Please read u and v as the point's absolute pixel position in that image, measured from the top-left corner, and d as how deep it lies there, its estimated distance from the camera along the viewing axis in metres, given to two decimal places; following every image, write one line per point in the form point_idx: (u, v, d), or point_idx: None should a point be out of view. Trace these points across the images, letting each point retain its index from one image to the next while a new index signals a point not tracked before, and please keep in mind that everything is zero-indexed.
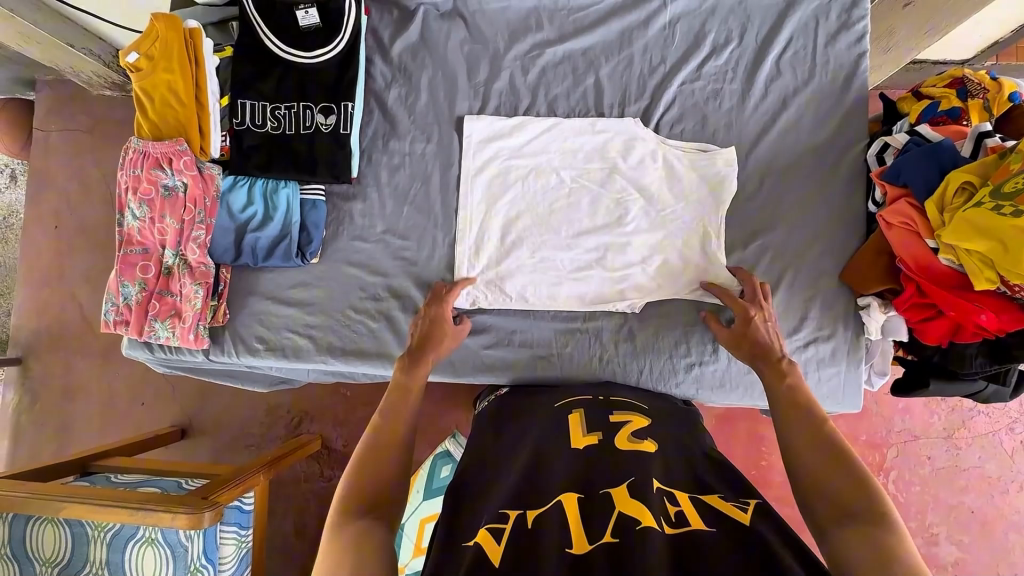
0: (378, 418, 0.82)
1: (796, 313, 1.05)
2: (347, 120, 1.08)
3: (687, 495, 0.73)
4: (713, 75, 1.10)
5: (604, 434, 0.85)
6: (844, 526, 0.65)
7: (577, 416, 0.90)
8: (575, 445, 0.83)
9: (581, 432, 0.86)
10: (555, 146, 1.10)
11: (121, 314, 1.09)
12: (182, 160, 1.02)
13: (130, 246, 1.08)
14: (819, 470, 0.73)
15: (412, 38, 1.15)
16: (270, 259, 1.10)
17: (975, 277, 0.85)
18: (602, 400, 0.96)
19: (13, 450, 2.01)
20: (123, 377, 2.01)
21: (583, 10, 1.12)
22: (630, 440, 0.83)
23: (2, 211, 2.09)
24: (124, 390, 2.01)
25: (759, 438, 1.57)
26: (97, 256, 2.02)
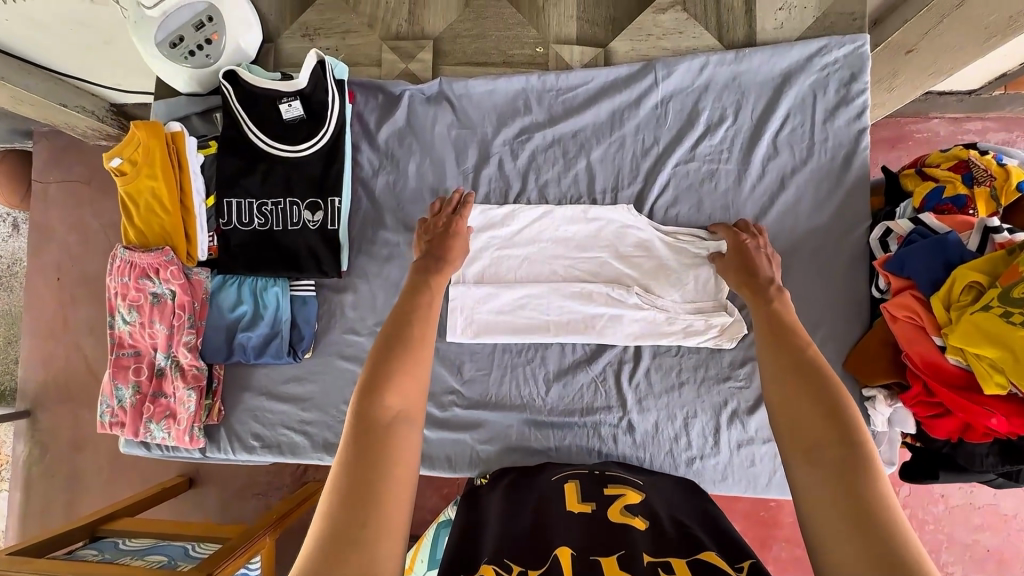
0: (398, 318, 0.75)
1: None
2: (334, 216, 1.07)
3: (682, 561, 0.68)
4: (708, 154, 1.06)
5: (598, 504, 0.83)
6: (814, 464, 0.62)
7: (573, 487, 0.89)
8: (570, 508, 0.83)
9: (576, 499, 0.85)
10: (545, 235, 1.07)
11: (116, 416, 1.09)
12: (169, 270, 1.01)
13: (122, 349, 1.07)
14: (797, 404, 0.69)
15: (398, 123, 1.12)
16: (261, 357, 1.08)
17: (985, 382, 0.82)
18: (595, 475, 0.95)
19: (27, 501, 2.03)
20: None
21: (572, 90, 1.10)
22: (623, 513, 0.80)
23: (6, 258, 2.10)
24: None
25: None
26: (99, 309, 2.03)
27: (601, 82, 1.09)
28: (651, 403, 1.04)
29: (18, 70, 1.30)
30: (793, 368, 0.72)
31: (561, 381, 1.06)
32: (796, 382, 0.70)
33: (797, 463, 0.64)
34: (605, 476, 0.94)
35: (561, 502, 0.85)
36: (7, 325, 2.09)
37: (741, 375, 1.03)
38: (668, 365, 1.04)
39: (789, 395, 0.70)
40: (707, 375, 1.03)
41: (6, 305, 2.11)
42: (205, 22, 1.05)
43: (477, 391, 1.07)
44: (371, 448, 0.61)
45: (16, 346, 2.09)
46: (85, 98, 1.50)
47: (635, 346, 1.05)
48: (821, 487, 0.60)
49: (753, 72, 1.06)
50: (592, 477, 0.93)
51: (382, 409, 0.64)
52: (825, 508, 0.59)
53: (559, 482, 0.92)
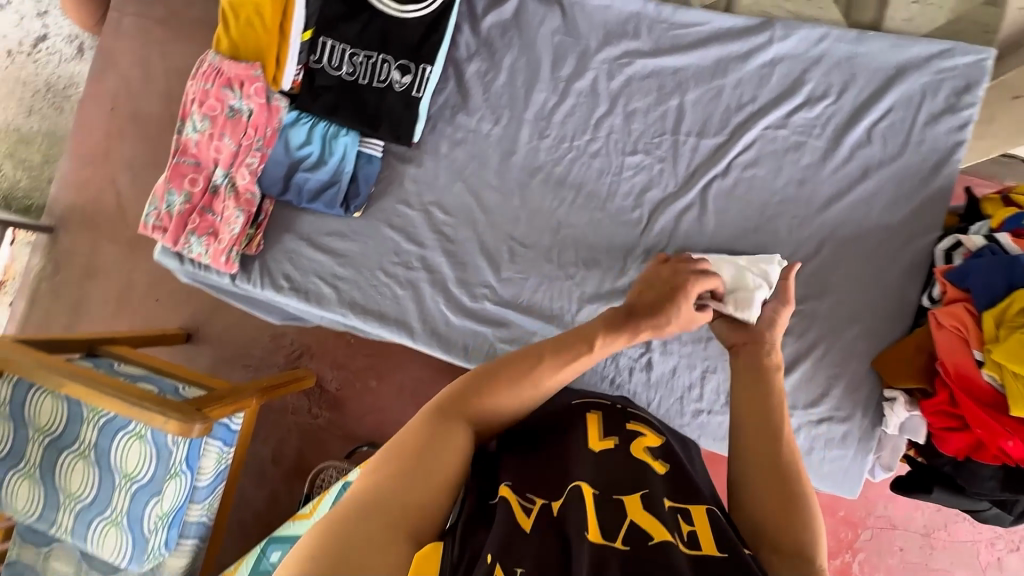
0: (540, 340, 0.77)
1: (819, 385, 1.02)
2: (422, 84, 1.06)
3: (703, 512, 0.67)
4: (799, 126, 1.05)
5: (621, 439, 0.77)
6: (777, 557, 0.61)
7: (594, 419, 0.81)
8: (592, 448, 0.74)
9: (598, 434, 0.77)
10: (614, 158, 1.08)
11: (161, 220, 1.11)
12: (254, 87, 1.02)
13: (184, 156, 1.09)
14: (765, 498, 0.66)
15: (505, 14, 1.12)
16: (314, 203, 1.10)
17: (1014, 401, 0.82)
18: (618, 408, 0.87)
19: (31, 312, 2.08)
20: (146, 273, 2.04)
21: (685, 28, 1.08)
22: (647, 453, 0.75)
23: (64, 81, 2.09)
24: (144, 283, 2.05)
25: None
26: (143, 148, 2.03)
27: (716, 27, 1.08)
28: (674, 348, 1.05)
29: None
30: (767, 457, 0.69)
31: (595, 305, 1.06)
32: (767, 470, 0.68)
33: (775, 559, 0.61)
34: (628, 411, 0.86)
35: (581, 436, 0.76)
36: (48, 140, 2.07)
37: None
38: None
39: (765, 485, 0.67)
40: None
41: (52, 120, 2.10)
42: None
43: (510, 292, 1.08)
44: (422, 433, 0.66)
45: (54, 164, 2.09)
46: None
47: None
48: None
49: (870, 57, 1.04)
50: (614, 408, 0.85)
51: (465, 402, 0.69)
52: None
53: (579, 409, 0.84)
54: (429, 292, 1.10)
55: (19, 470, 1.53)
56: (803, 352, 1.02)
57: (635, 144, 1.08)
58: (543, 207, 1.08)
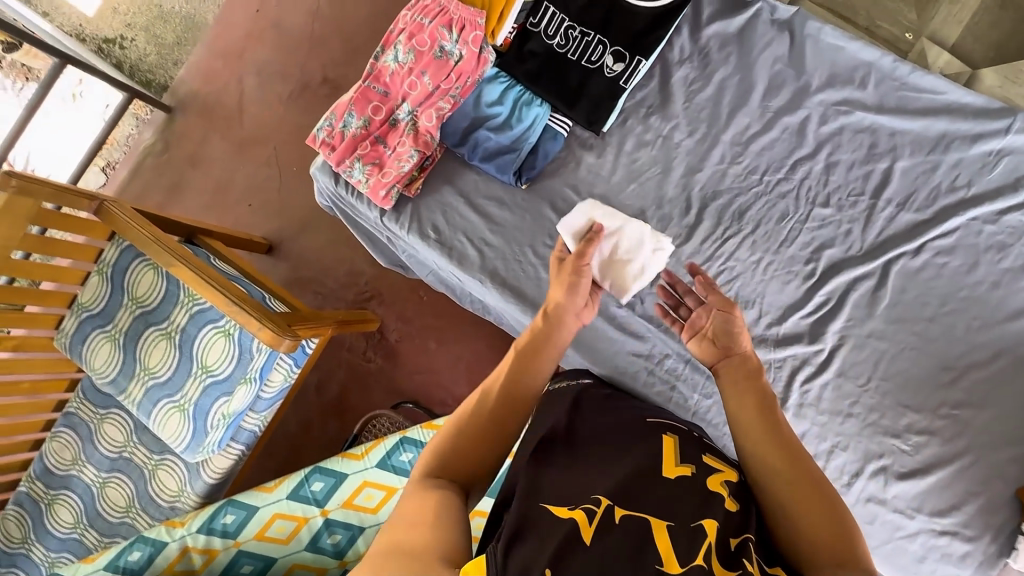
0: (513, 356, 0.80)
1: (952, 497, 0.96)
2: (631, 75, 1.03)
3: None
4: (1011, 227, 0.98)
5: (699, 469, 0.64)
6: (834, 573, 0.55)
7: (671, 441, 0.68)
8: (667, 474, 0.62)
9: (674, 459, 0.64)
10: (800, 203, 1.04)
11: (332, 137, 1.10)
12: (472, 34, 1.01)
13: (375, 83, 1.08)
14: (798, 505, 0.59)
15: (730, 27, 1.07)
16: (487, 163, 1.07)
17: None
18: (693, 436, 0.73)
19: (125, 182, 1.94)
20: (247, 176, 1.87)
21: (916, 92, 1.02)
22: (725, 488, 0.62)
23: None
24: (242, 186, 1.88)
25: None
26: (272, 57, 1.86)
27: (951, 99, 1.01)
28: (809, 413, 1.01)
29: None
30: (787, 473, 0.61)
31: None
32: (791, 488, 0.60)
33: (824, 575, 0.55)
34: (704, 442, 0.73)
35: (653, 458, 0.64)
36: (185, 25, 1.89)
37: (911, 441, 0.98)
38: (848, 392, 1.00)
39: (782, 500, 0.60)
40: (878, 421, 0.99)
41: (195, 7, 1.91)
42: None
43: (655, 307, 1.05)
44: (464, 445, 0.68)
45: (184, 48, 1.92)
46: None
47: (825, 355, 1.01)
48: None
49: None
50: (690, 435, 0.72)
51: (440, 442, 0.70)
52: None
53: (653, 425, 0.72)
54: None
55: (103, 331, 1.43)
56: (944, 458, 0.97)
57: (827, 197, 1.03)
58: (715, 234, 1.05)
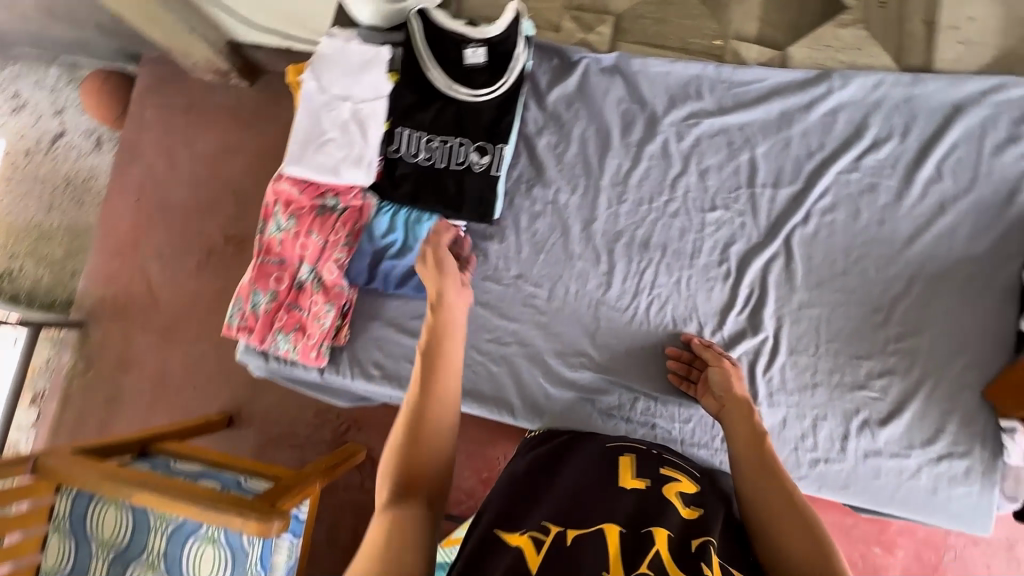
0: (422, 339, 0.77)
1: (932, 422, 1.01)
2: (500, 161, 1.09)
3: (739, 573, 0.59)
4: (871, 168, 1.08)
5: (655, 480, 0.70)
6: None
7: (628, 460, 0.72)
8: (623, 484, 0.68)
9: (631, 472, 0.70)
10: (692, 214, 1.10)
11: (246, 320, 1.10)
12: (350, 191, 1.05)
13: (269, 256, 1.09)
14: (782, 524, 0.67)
15: (568, 88, 1.15)
16: (402, 287, 1.10)
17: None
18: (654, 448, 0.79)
19: (59, 414, 1.79)
20: (181, 360, 1.78)
21: (745, 85, 1.12)
22: (678, 496, 0.68)
23: (82, 175, 1.88)
24: (179, 372, 1.77)
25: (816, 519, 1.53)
26: (167, 236, 1.82)
27: (775, 82, 1.12)
28: (782, 399, 1.04)
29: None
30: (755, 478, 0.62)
31: None
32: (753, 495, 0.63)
33: None
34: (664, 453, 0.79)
35: (611, 473, 0.70)
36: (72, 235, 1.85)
37: (877, 386, 1.03)
38: (805, 364, 1.04)
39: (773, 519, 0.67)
40: (842, 380, 1.04)
41: (73, 215, 1.87)
42: None
43: (608, 357, 1.08)
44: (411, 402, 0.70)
45: (81, 257, 1.86)
46: (211, 31, 1.55)
47: (773, 339, 1.05)
48: None
49: (925, 98, 1.09)
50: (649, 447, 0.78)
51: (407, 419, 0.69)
52: None
53: (610, 447, 0.76)
54: (526, 366, 1.09)
55: None
56: (909, 391, 1.02)
57: (713, 201, 1.10)
58: (631, 270, 1.09)
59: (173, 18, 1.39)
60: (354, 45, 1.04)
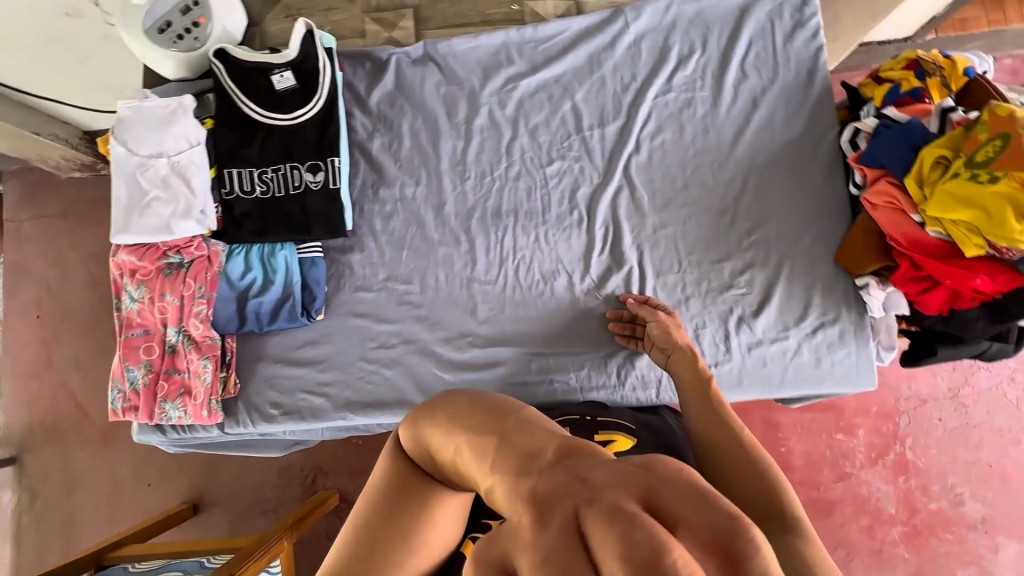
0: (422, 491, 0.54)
1: (799, 300, 1.07)
2: (336, 175, 1.09)
3: None
4: (683, 84, 1.13)
5: None
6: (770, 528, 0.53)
7: None
8: None
9: None
10: (532, 174, 1.13)
11: (129, 400, 1.08)
12: (193, 245, 1.04)
13: (131, 329, 1.07)
14: (718, 469, 0.64)
15: (387, 87, 1.17)
16: (276, 322, 1.09)
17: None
18: (588, 420, 0.92)
19: (17, 554, 1.69)
20: (129, 461, 1.71)
21: (549, 40, 1.16)
22: None
23: None
24: (129, 473, 1.70)
25: (776, 425, 1.58)
26: (80, 343, 1.74)
27: (576, 29, 1.16)
28: None
29: None
30: (741, 448, 0.65)
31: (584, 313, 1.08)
32: (725, 451, 0.65)
33: None
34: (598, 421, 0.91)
35: None
36: None
37: (742, 282, 1.08)
38: (673, 282, 1.08)
39: (718, 460, 0.65)
40: (710, 286, 1.08)
41: None
42: (191, 7, 1.12)
43: (493, 329, 1.09)
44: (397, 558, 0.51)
45: None
46: (60, 127, 1.42)
47: (638, 267, 1.09)
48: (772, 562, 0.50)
49: (714, 8, 1.15)
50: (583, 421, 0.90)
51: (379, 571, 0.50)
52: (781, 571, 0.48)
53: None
54: (418, 361, 1.09)
55: None
56: (772, 277, 1.07)
57: (549, 154, 1.13)
58: (491, 241, 1.11)
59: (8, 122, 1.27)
60: (152, 101, 1.01)
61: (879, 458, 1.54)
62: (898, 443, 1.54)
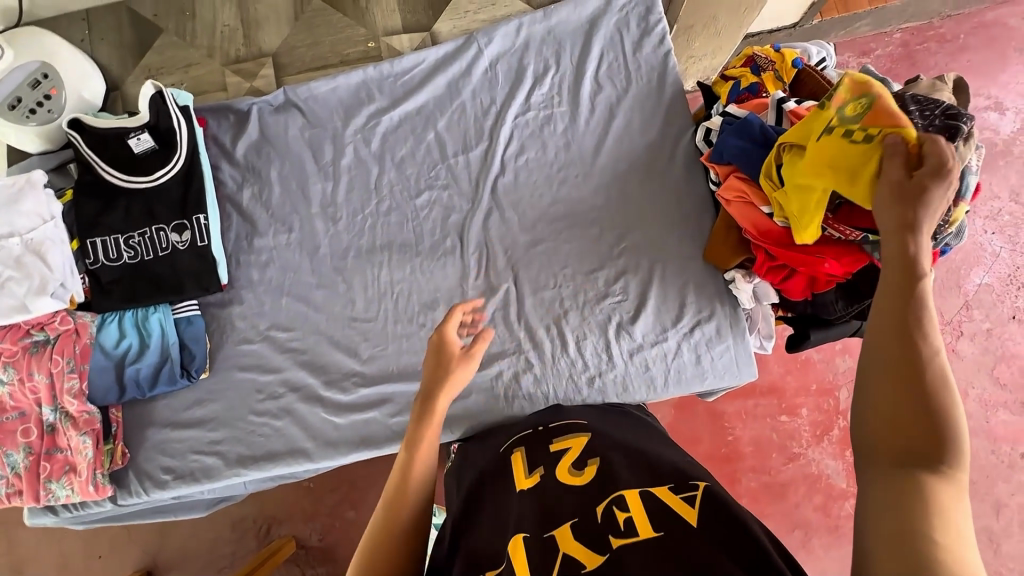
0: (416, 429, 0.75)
1: (674, 300, 1.08)
2: (203, 233, 1.09)
3: (636, 491, 0.67)
4: (541, 102, 1.15)
5: (546, 466, 0.77)
6: (889, 474, 0.46)
7: (519, 455, 0.82)
8: (519, 488, 0.75)
9: (524, 471, 0.78)
10: (403, 207, 1.14)
11: (13, 485, 1.05)
12: (57, 319, 1.03)
13: (6, 413, 1.05)
14: (878, 376, 0.49)
15: (252, 136, 1.17)
16: (156, 387, 1.08)
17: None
18: (541, 430, 0.87)
19: None
20: (73, 537, 1.59)
21: (407, 73, 1.17)
22: (569, 469, 0.75)
23: None
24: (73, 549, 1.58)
25: (721, 415, 1.50)
26: None
27: (433, 60, 1.18)
28: (543, 336, 1.08)
29: None
30: (909, 377, 0.48)
31: None
32: (896, 363, 0.49)
33: (876, 471, 0.47)
34: (553, 427, 0.87)
35: (511, 481, 0.78)
36: None
37: (617, 290, 1.09)
38: (550, 298, 1.09)
39: (876, 368, 0.50)
40: (587, 297, 1.09)
41: None
42: (40, 80, 1.11)
43: (379, 367, 1.09)
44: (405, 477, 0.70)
45: None
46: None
47: (515, 288, 1.10)
48: (886, 506, 0.45)
49: (563, 25, 1.17)
50: (536, 434, 0.85)
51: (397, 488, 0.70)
52: (893, 507, 0.44)
53: (506, 456, 0.84)
54: (306, 408, 1.08)
55: None
56: (646, 281, 1.09)
57: (418, 186, 1.14)
58: (368, 278, 1.12)
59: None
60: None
61: (825, 434, 1.47)
62: (842, 418, 1.47)
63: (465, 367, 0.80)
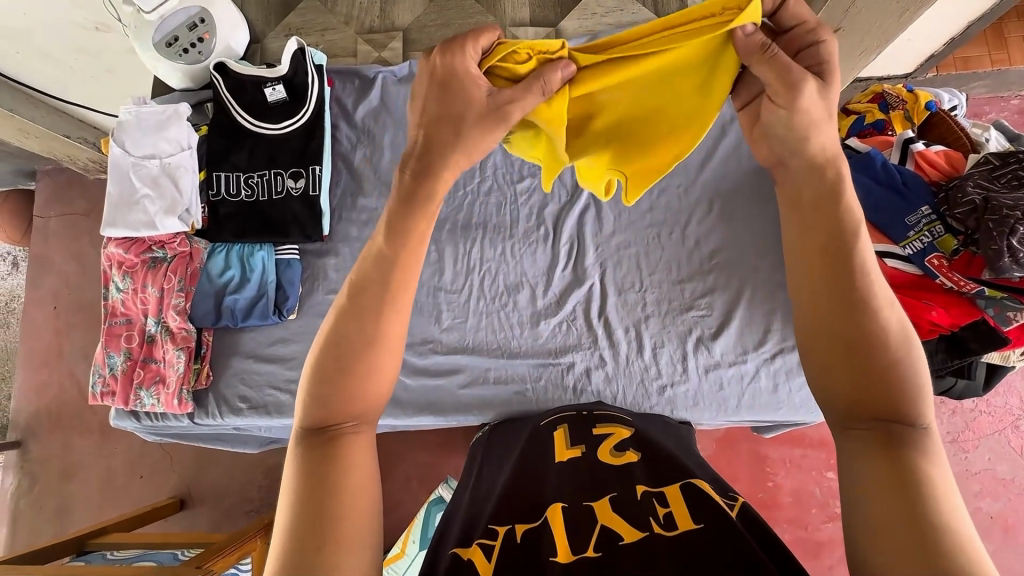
0: (353, 292, 0.54)
1: (760, 324, 1.07)
2: (316, 182, 1.15)
3: (677, 487, 0.62)
4: None
5: (587, 446, 0.74)
6: (868, 439, 0.49)
7: (561, 433, 0.79)
8: (558, 458, 0.73)
9: (565, 445, 0.75)
10: (504, 189, 1.17)
11: (107, 385, 1.13)
12: (176, 241, 1.12)
13: (115, 318, 1.14)
14: (813, 343, 0.54)
15: (373, 102, 1.24)
16: (249, 319, 1.14)
17: (937, 243, 0.89)
18: (585, 416, 0.85)
19: (11, 539, 1.63)
20: (122, 452, 1.66)
21: None
22: (612, 453, 0.71)
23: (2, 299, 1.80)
24: (121, 464, 1.66)
25: (764, 458, 1.43)
26: (93, 334, 1.70)
27: None
28: (620, 336, 1.09)
29: (27, 100, 1.23)
30: (845, 331, 0.51)
31: (547, 326, 1.10)
32: (830, 321, 0.52)
33: (866, 446, 0.49)
34: (596, 416, 0.85)
35: (549, 452, 0.75)
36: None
37: (702, 304, 1.08)
38: (633, 300, 1.10)
39: (814, 338, 0.54)
40: (671, 306, 1.09)
41: None
42: (197, 24, 1.16)
43: (455, 338, 1.12)
44: (359, 381, 0.52)
45: (10, 379, 1.76)
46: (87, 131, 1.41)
47: (599, 285, 1.11)
48: (876, 471, 0.47)
49: None
50: (580, 419, 0.83)
51: (351, 404, 0.52)
52: (878, 465, 0.47)
53: (547, 430, 0.82)
54: None
55: None
56: (733, 300, 1.08)
57: (521, 172, 1.18)
58: (460, 251, 1.15)
59: (43, 127, 1.27)
60: (148, 107, 1.10)
61: None
62: None
63: (489, 132, 0.57)
